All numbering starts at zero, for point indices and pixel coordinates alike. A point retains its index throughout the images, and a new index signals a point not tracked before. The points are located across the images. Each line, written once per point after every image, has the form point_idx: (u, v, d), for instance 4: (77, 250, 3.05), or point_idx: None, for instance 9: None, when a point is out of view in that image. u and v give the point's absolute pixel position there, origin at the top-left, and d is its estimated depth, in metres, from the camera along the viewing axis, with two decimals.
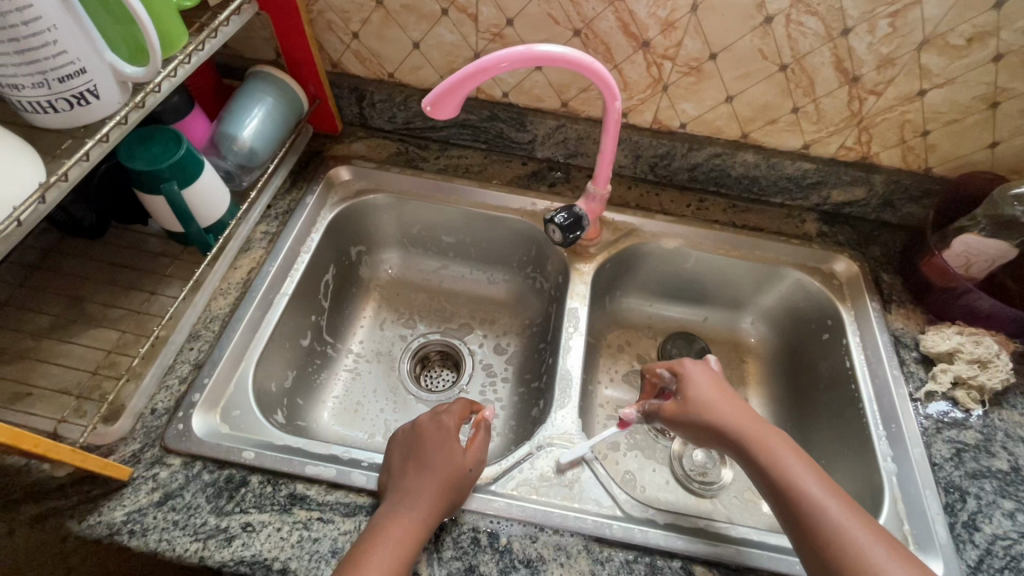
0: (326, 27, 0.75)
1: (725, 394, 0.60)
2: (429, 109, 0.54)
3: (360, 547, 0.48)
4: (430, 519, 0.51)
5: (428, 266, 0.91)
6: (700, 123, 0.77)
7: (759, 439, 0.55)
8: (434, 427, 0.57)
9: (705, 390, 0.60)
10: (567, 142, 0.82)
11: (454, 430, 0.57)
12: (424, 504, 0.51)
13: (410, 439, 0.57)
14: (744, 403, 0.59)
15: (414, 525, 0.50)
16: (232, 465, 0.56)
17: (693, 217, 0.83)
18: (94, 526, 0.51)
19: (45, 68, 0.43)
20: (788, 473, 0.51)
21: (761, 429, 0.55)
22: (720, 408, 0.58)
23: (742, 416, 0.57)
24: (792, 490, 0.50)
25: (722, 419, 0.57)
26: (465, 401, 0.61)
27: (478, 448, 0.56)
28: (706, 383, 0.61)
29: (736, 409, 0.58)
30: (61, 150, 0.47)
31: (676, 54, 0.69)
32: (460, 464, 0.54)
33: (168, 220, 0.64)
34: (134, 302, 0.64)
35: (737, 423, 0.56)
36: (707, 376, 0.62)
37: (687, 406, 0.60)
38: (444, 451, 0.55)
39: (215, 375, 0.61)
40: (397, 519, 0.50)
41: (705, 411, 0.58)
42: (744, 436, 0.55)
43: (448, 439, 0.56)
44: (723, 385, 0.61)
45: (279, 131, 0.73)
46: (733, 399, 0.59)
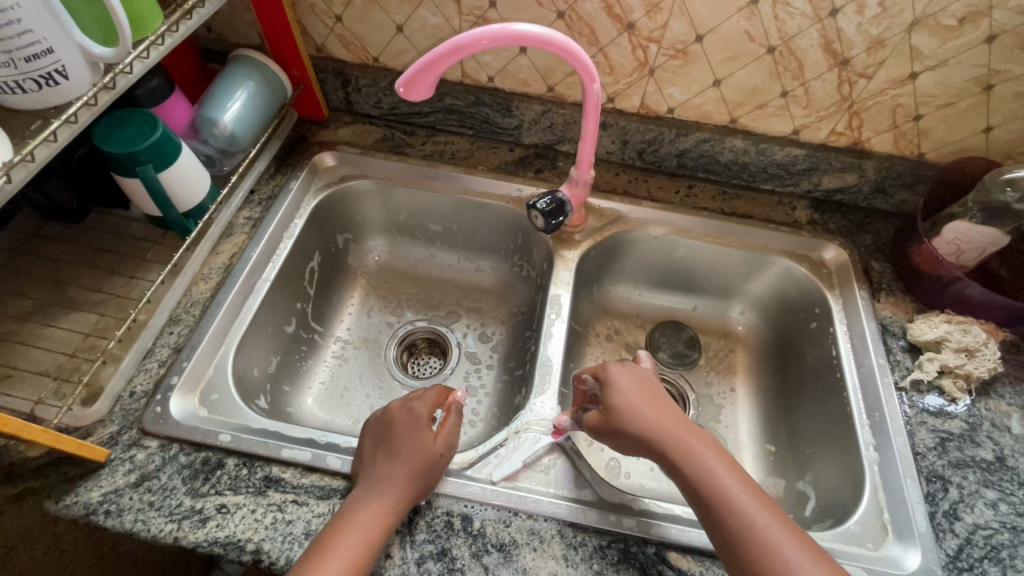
0: (309, 10, 0.75)
1: (651, 398, 0.58)
2: (402, 91, 0.53)
3: (327, 534, 0.48)
4: (399, 507, 0.51)
5: (417, 254, 0.91)
6: (688, 108, 0.76)
7: (684, 449, 0.53)
8: (403, 414, 0.56)
9: (628, 393, 0.57)
10: (553, 127, 0.81)
11: (425, 416, 0.56)
12: (391, 493, 0.51)
13: (381, 427, 0.56)
14: (672, 406, 0.57)
15: (383, 512, 0.50)
16: (208, 448, 0.56)
17: (681, 204, 0.82)
18: (70, 506, 0.52)
19: (11, 46, 0.43)
20: (713, 486, 0.50)
21: (687, 437, 0.54)
22: (643, 417, 0.55)
23: (665, 423, 0.55)
24: (719, 506, 0.49)
25: (647, 428, 0.55)
26: (442, 388, 0.61)
27: (449, 435, 0.56)
28: (633, 387, 0.58)
29: (663, 413, 0.56)
30: (29, 130, 0.47)
31: (661, 37, 0.68)
32: (430, 450, 0.54)
33: (146, 204, 0.63)
34: (115, 286, 0.64)
35: (663, 433, 0.54)
36: (631, 378, 0.59)
37: (614, 415, 0.57)
38: (413, 440, 0.54)
39: (195, 359, 0.61)
40: (367, 506, 0.50)
41: (631, 418, 0.56)
42: (670, 448, 0.53)
43: (415, 426, 0.55)
44: (649, 387, 0.59)
45: (261, 116, 0.72)
46: (660, 402, 0.57)
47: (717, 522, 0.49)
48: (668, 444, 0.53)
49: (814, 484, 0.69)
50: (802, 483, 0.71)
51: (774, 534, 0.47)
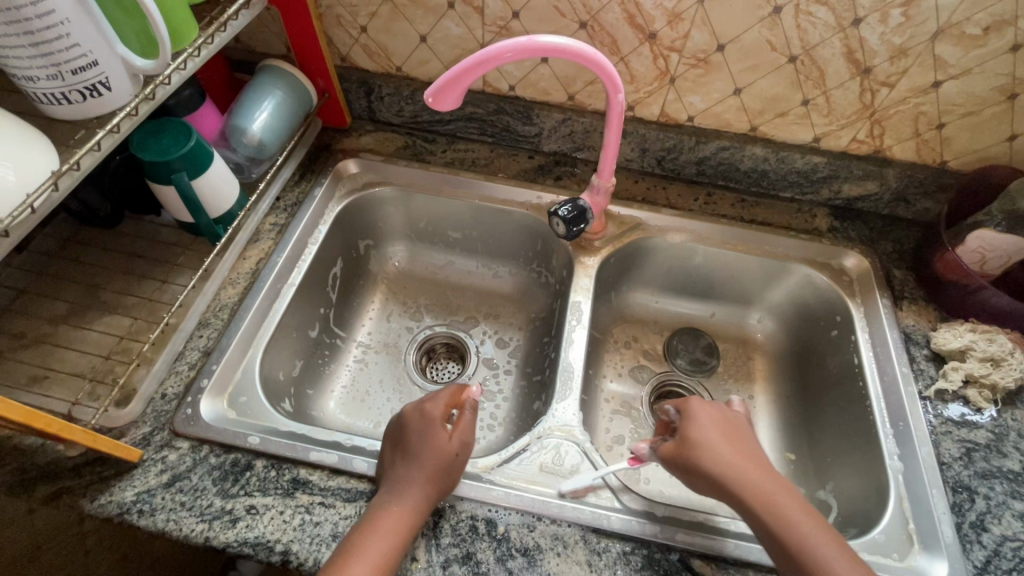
0: (335, 21, 0.76)
1: (733, 440, 0.57)
2: (432, 100, 0.54)
3: (349, 542, 0.49)
4: (421, 508, 0.52)
5: (435, 260, 0.92)
6: (708, 116, 0.76)
7: (768, 497, 0.52)
8: (416, 419, 0.57)
9: (711, 431, 0.57)
10: (573, 135, 0.82)
11: (438, 417, 0.57)
12: (411, 492, 0.52)
13: (397, 432, 0.57)
14: (759, 452, 0.57)
15: (405, 514, 0.51)
16: (237, 449, 0.57)
17: (700, 211, 0.82)
18: (105, 505, 0.53)
19: (58, 60, 0.45)
20: (799, 541, 0.49)
21: (772, 485, 0.53)
22: (727, 457, 0.55)
23: (752, 467, 0.54)
24: (809, 557, 0.48)
25: (731, 471, 0.54)
26: (456, 387, 0.62)
27: (465, 433, 0.57)
28: (713, 424, 0.58)
29: (746, 457, 0.55)
30: (74, 140, 0.49)
31: (683, 46, 0.69)
32: (447, 448, 0.55)
33: (179, 210, 0.65)
34: (147, 290, 0.66)
35: (743, 480, 0.53)
36: (715, 416, 0.59)
37: (692, 448, 0.57)
38: (428, 441, 0.55)
39: (223, 362, 0.63)
40: (388, 510, 0.51)
41: (712, 457, 0.55)
42: (750, 495, 0.52)
43: (429, 428, 0.56)
44: (733, 428, 0.58)
45: (288, 124, 0.74)
46: (742, 444, 0.57)
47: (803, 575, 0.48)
48: (746, 489, 0.53)
49: (836, 493, 0.69)
50: (823, 492, 0.70)
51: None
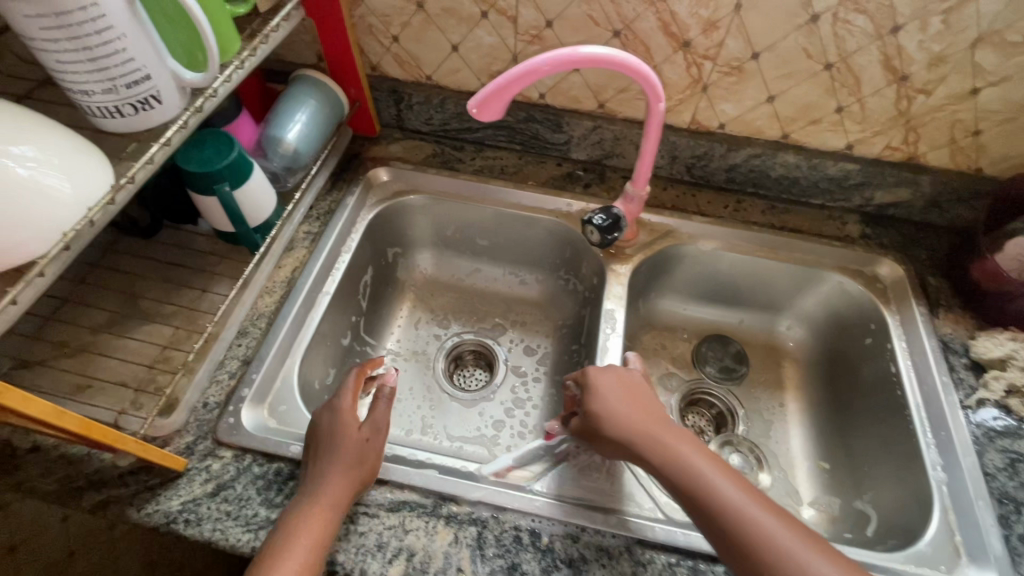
0: (367, 31, 0.77)
1: (631, 400, 0.58)
2: (474, 111, 0.54)
3: (274, 546, 0.48)
4: (340, 503, 0.51)
5: (462, 268, 0.92)
6: (740, 123, 0.76)
7: (665, 448, 0.53)
8: (326, 414, 0.57)
9: (608, 395, 0.58)
10: (603, 143, 0.82)
11: (349, 409, 0.57)
12: (328, 492, 0.51)
13: (308, 435, 0.56)
14: (654, 405, 0.57)
15: (324, 517, 0.50)
16: (281, 459, 0.57)
17: (730, 218, 0.82)
18: (152, 514, 0.53)
19: (114, 74, 0.45)
20: (700, 483, 0.50)
21: (671, 436, 0.54)
22: (625, 417, 0.56)
23: (649, 421, 0.55)
24: (706, 497, 0.49)
25: (632, 430, 0.55)
26: (359, 371, 0.62)
27: (378, 420, 0.57)
28: (613, 388, 0.59)
29: (645, 414, 0.56)
30: (127, 153, 0.49)
31: (717, 54, 0.69)
32: (357, 436, 0.55)
33: (219, 220, 0.65)
34: (187, 299, 0.66)
35: (647, 436, 0.54)
36: (613, 381, 0.60)
37: (594, 418, 0.57)
38: (339, 433, 0.55)
39: (263, 371, 0.63)
40: (309, 512, 0.50)
41: (611, 421, 0.56)
42: (651, 451, 0.53)
43: (337, 419, 0.56)
44: (631, 388, 0.59)
45: (322, 133, 0.74)
46: (641, 402, 0.58)
47: (706, 517, 0.48)
48: (647, 443, 0.54)
49: (874, 503, 0.68)
50: (860, 502, 0.70)
51: (765, 519, 0.47)
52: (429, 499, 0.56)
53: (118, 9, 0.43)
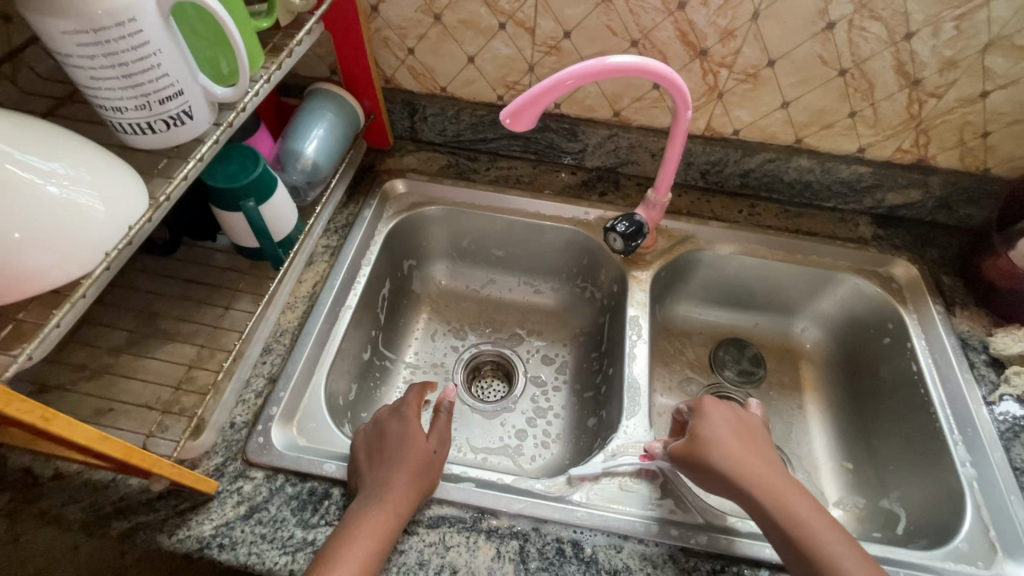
0: (382, 44, 0.77)
1: (745, 441, 0.57)
2: (508, 122, 0.54)
3: (331, 547, 0.48)
4: (403, 507, 0.51)
5: (477, 278, 0.92)
6: (754, 129, 0.77)
7: (785, 502, 0.51)
8: (395, 422, 0.59)
9: (721, 428, 0.57)
10: (618, 151, 0.83)
11: (415, 419, 0.59)
12: (396, 496, 0.52)
13: (372, 439, 0.57)
14: (771, 455, 0.56)
15: (387, 518, 0.50)
16: (314, 477, 0.56)
17: (746, 223, 0.83)
18: (184, 540, 0.51)
19: (148, 91, 0.45)
20: (821, 546, 0.47)
21: (788, 485, 0.52)
22: (739, 458, 0.54)
23: (768, 472, 0.53)
24: (826, 561, 0.47)
25: (743, 470, 0.53)
26: (420, 386, 0.65)
27: (442, 431, 0.59)
28: (729, 426, 0.58)
29: (760, 458, 0.55)
30: (158, 169, 0.49)
31: (733, 62, 0.70)
32: (424, 445, 0.56)
33: (243, 236, 0.64)
34: (207, 317, 0.65)
35: (760, 479, 0.53)
36: (728, 419, 0.59)
37: (709, 449, 0.56)
38: (409, 441, 0.56)
39: (290, 389, 0.62)
40: (376, 513, 0.50)
41: (721, 456, 0.55)
42: (767, 497, 0.51)
43: (406, 429, 0.58)
44: (748, 433, 0.58)
45: (340, 145, 0.74)
46: (760, 451, 0.56)
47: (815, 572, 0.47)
48: (759, 484, 0.52)
49: (902, 502, 0.68)
50: (887, 501, 0.70)
51: None
52: (468, 513, 0.55)
53: (154, 25, 0.42)
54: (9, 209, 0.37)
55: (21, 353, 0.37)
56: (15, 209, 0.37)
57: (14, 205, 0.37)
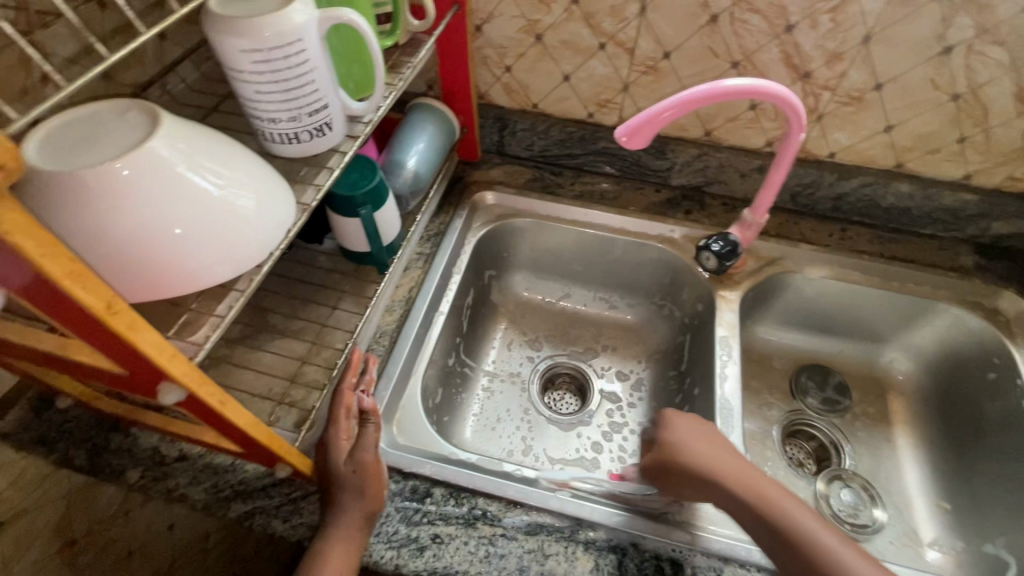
0: (482, 61, 0.80)
1: (708, 440, 0.58)
2: (624, 139, 0.55)
3: None
4: (353, 546, 0.50)
5: (554, 290, 0.93)
6: (852, 152, 0.76)
7: (762, 492, 0.52)
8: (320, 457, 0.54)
9: (683, 432, 0.59)
10: (706, 170, 0.83)
11: (337, 438, 0.54)
12: (340, 539, 0.49)
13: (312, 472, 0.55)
14: (728, 444, 0.58)
15: (344, 561, 0.48)
16: (415, 476, 0.58)
17: (837, 246, 0.81)
18: (296, 527, 0.54)
19: (301, 103, 0.48)
20: (805, 533, 0.49)
21: (744, 467, 0.55)
22: (707, 458, 0.56)
23: (741, 466, 0.55)
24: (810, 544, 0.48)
25: (709, 466, 0.55)
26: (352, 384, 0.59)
27: (366, 445, 0.53)
28: (691, 431, 0.59)
29: (726, 455, 0.56)
30: (301, 176, 0.52)
31: (837, 85, 0.69)
32: (346, 471, 0.52)
33: (355, 242, 0.67)
34: (314, 315, 0.68)
35: (724, 466, 0.55)
36: (693, 428, 0.59)
37: (676, 454, 0.57)
38: (332, 470, 0.52)
39: (391, 389, 0.65)
40: (326, 559, 0.48)
41: (689, 457, 0.56)
42: (745, 491, 0.53)
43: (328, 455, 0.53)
44: (711, 434, 0.59)
45: (438, 156, 0.77)
46: (723, 446, 0.57)
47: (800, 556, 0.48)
48: (738, 483, 0.53)
49: (1009, 548, 0.65)
50: (991, 546, 0.66)
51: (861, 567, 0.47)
52: (565, 523, 0.55)
53: (313, 43, 0.46)
54: (182, 208, 0.39)
55: (206, 340, 0.41)
56: (186, 208, 0.39)
57: (188, 204, 0.39)
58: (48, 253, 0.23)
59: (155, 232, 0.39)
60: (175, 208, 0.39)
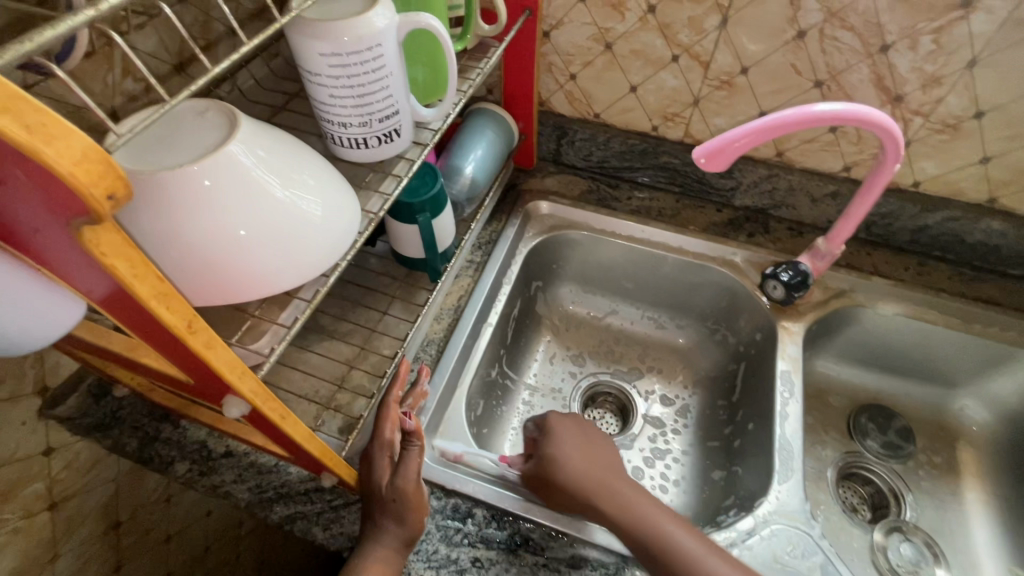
0: (546, 68, 0.78)
1: (590, 449, 0.58)
2: (701, 160, 0.53)
3: None
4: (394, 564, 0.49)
5: (601, 306, 0.90)
6: (939, 183, 0.70)
7: (619, 502, 0.52)
8: (365, 473, 0.53)
9: (569, 442, 0.58)
10: (774, 192, 0.79)
11: (382, 458, 0.53)
12: (381, 556, 0.48)
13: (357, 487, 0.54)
14: (610, 455, 0.58)
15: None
16: (457, 494, 0.57)
17: (914, 282, 0.76)
18: (336, 536, 0.54)
19: (372, 109, 0.47)
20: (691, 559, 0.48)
21: (598, 472, 0.55)
22: (576, 467, 0.55)
23: (604, 472, 0.55)
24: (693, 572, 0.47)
25: (583, 475, 0.55)
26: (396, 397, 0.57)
27: (408, 471, 0.52)
28: (572, 439, 0.59)
29: (593, 463, 0.57)
30: (367, 182, 0.51)
31: (932, 111, 0.64)
32: (386, 497, 0.50)
33: (410, 248, 0.67)
34: (363, 318, 0.68)
35: (591, 476, 0.55)
36: (574, 437, 0.59)
37: (546, 463, 0.57)
38: (375, 492, 0.51)
39: (437, 400, 0.64)
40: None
41: (568, 469, 0.55)
42: (618, 505, 0.52)
43: (371, 475, 0.52)
44: (592, 445, 0.59)
45: (496, 162, 0.75)
46: (594, 456, 0.57)
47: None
48: (598, 491, 0.53)
49: None
50: None
51: None
52: (611, 558, 0.53)
53: (390, 48, 0.45)
54: (252, 214, 0.38)
55: (270, 349, 0.40)
56: (256, 214, 0.39)
57: (257, 210, 0.39)
58: (140, 272, 0.23)
59: (223, 238, 0.38)
60: (246, 213, 0.38)
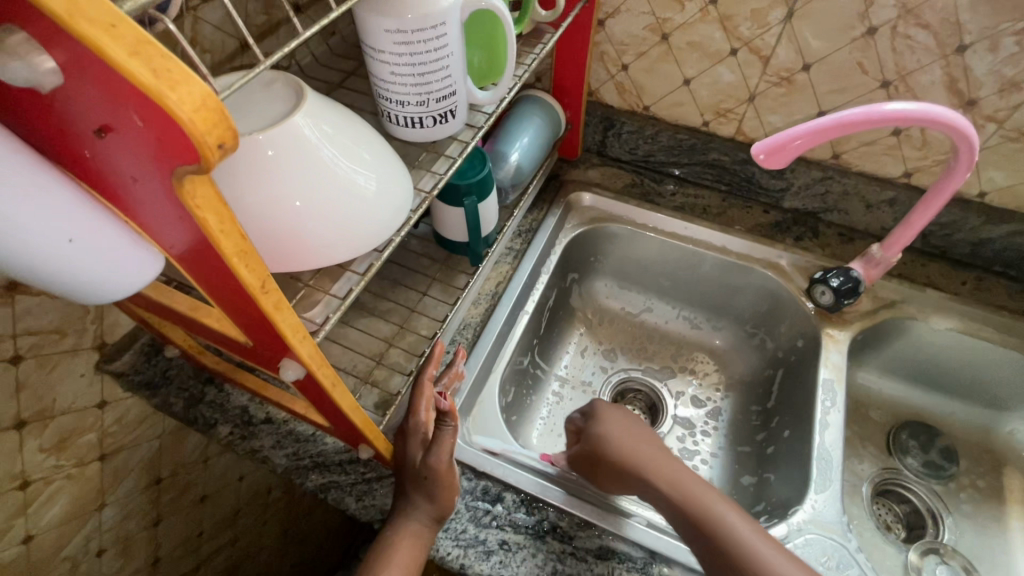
0: (598, 57, 0.77)
1: (640, 433, 0.58)
2: (761, 156, 0.52)
3: None
4: (424, 538, 0.50)
5: (636, 302, 0.89)
6: (1008, 194, 0.67)
7: (672, 478, 0.53)
8: (401, 445, 0.53)
9: (616, 423, 0.59)
10: (826, 196, 0.76)
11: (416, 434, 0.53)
12: (411, 530, 0.49)
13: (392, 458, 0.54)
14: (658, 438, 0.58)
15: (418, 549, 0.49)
16: (487, 477, 0.58)
17: (970, 296, 0.73)
18: (368, 508, 0.55)
19: (431, 88, 0.47)
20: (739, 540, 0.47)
21: (654, 454, 0.55)
22: (629, 446, 0.56)
23: (654, 455, 0.55)
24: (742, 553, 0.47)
25: (638, 455, 0.55)
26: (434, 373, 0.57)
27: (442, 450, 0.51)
28: (621, 423, 0.59)
29: (643, 444, 0.57)
30: (420, 162, 0.52)
31: (1006, 118, 0.61)
32: (417, 473, 0.51)
33: (454, 231, 0.67)
34: (402, 297, 0.68)
35: (646, 458, 0.55)
36: (621, 421, 0.59)
37: (602, 442, 0.57)
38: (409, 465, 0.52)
39: (471, 383, 0.65)
40: (399, 545, 0.49)
41: (614, 446, 0.56)
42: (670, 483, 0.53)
43: (406, 448, 0.53)
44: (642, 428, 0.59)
45: (542, 149, 0.75)
46: (648, 440, 0.57)
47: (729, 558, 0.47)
48: (651, 469, 0.54)
49: None
50: None
51: None
52: (639, 554, 0.53)
53: (453, 28, 0.45)
54: (312, 184, 0.39)
55: (323, 319, 0.41)
56: (316, 185, 0.39)
57: (318, 180, 0.39)
58: (227, 228, 0.24)
59: (283, 207, 0.39)
60: (306, 183, 0.39)
